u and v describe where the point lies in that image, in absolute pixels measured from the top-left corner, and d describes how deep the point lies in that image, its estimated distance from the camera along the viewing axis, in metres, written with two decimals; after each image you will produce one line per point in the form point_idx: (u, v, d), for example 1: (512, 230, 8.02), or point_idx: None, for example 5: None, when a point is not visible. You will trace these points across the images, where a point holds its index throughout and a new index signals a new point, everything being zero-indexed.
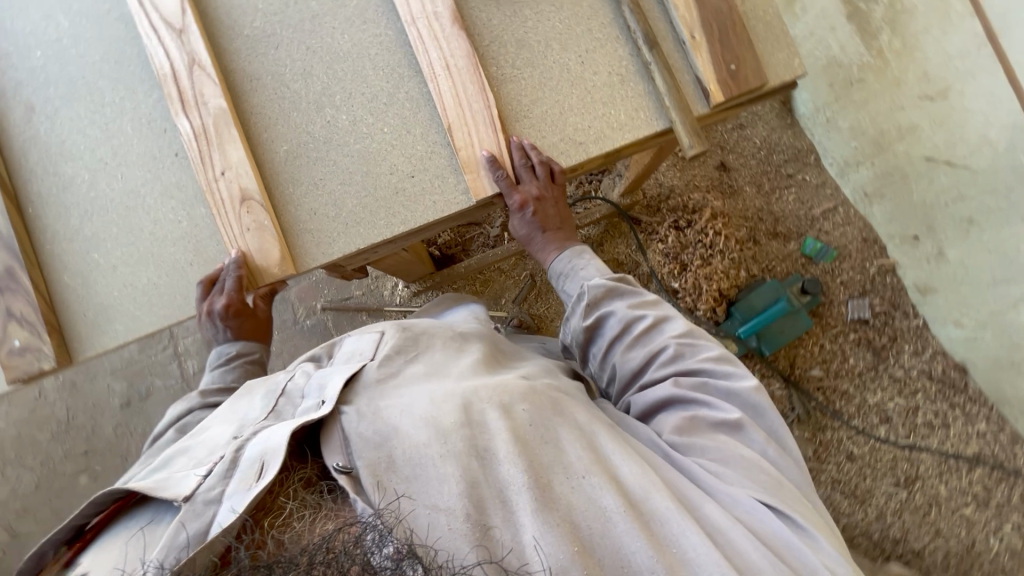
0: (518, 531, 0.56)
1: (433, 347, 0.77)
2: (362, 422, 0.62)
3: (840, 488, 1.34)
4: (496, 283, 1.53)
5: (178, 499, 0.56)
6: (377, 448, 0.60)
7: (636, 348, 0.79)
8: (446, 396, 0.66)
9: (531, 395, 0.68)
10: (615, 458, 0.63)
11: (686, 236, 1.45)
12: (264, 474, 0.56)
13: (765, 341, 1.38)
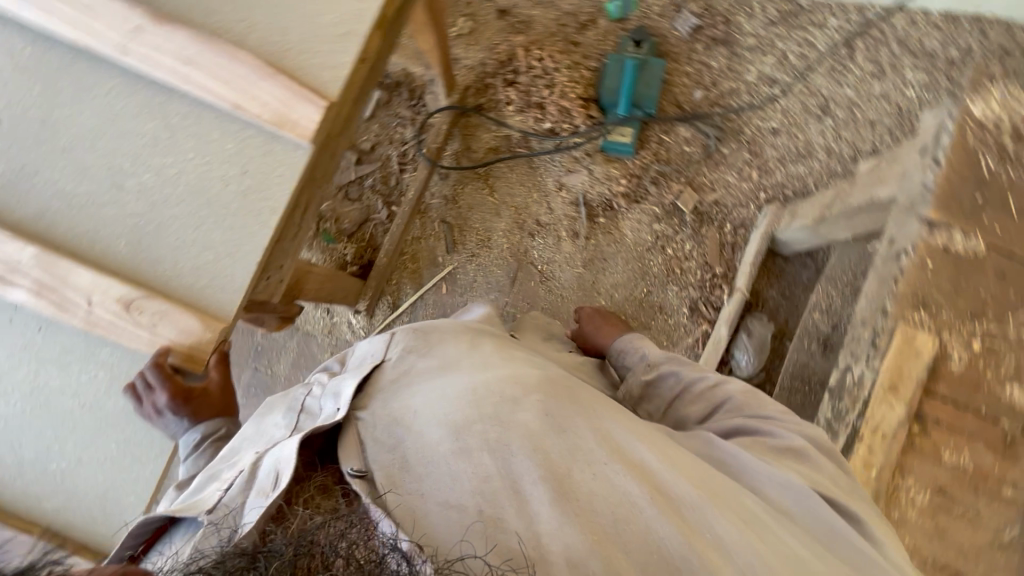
0: (533, 522, 0.64)
1: (444, 345, 0.88)
2: (376, 426, 0.74)
3: (785, 159, 1.45)
4: (422, 251, 1.59)
5: (202, 513, 0.67)
6: (391, 450, 0.71)
7: (692, 402, 0.93)
8: (457, 391, 0.76)
9: (542, 385, 0.78)
10: (637, 446, 0.72)
11: (523, 83, 1.51)
12: (280, 483, 0.66)
13: (645, 103, 1.47)
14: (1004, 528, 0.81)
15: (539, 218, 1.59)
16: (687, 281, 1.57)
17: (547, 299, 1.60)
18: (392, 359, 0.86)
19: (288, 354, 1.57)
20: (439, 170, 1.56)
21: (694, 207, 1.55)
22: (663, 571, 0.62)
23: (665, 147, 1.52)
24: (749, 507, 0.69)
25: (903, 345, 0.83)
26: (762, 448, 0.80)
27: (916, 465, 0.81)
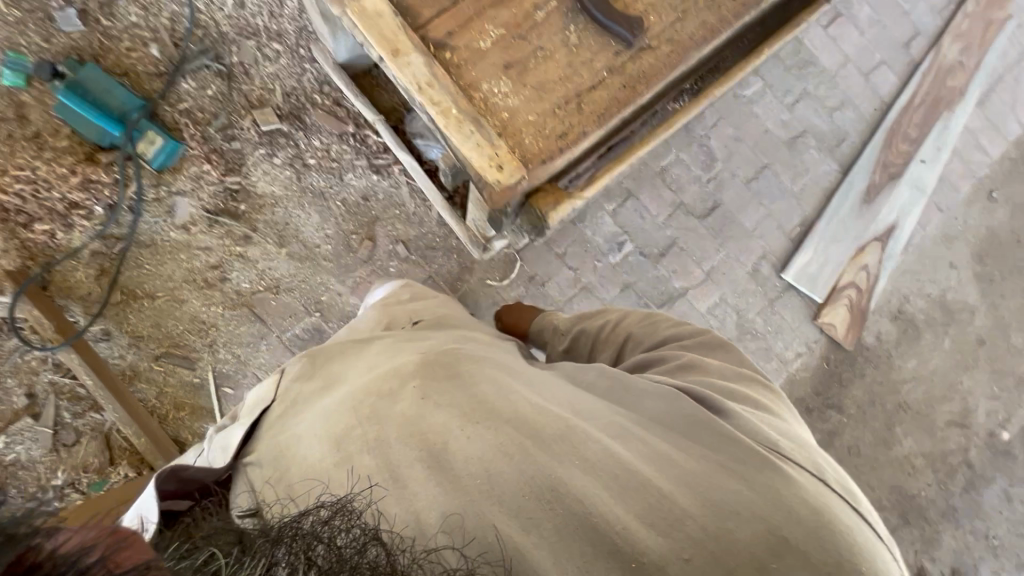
0: (374, 509, 0.61)
1: (331, 357, 0.87)
2: (264, 463, 0.70)
3: (273, 11, 1.44)
4: (176, 394, 1.44)
5: None
6: (282, 477, 0.68)
7: (603, 347, 1.00)
8: (338, 402, 0.74)
9: (421, 368, 0.75)
10: (515, 389, 0.73)
11: (36, 210, 1.33)
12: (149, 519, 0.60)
13: (119, 100, 1.35)
14: (565, 34, 0.87)
15: (208, 264, 1.46)
16: (349, 160, 1.52)
17: (297, 299, 1.51)
18: (283, 388, 0.83)
19: None
20: (93, 337, 1.39)
21: (278, 115, 1.47)
22: (539, 511, 0.60)
23: (194, 110, 1.42)
24: (619, 424, 0.68)
25: (366, 18, 0.82)
26: (663, 371, 0.83)
27: (477, 73, 0.85)
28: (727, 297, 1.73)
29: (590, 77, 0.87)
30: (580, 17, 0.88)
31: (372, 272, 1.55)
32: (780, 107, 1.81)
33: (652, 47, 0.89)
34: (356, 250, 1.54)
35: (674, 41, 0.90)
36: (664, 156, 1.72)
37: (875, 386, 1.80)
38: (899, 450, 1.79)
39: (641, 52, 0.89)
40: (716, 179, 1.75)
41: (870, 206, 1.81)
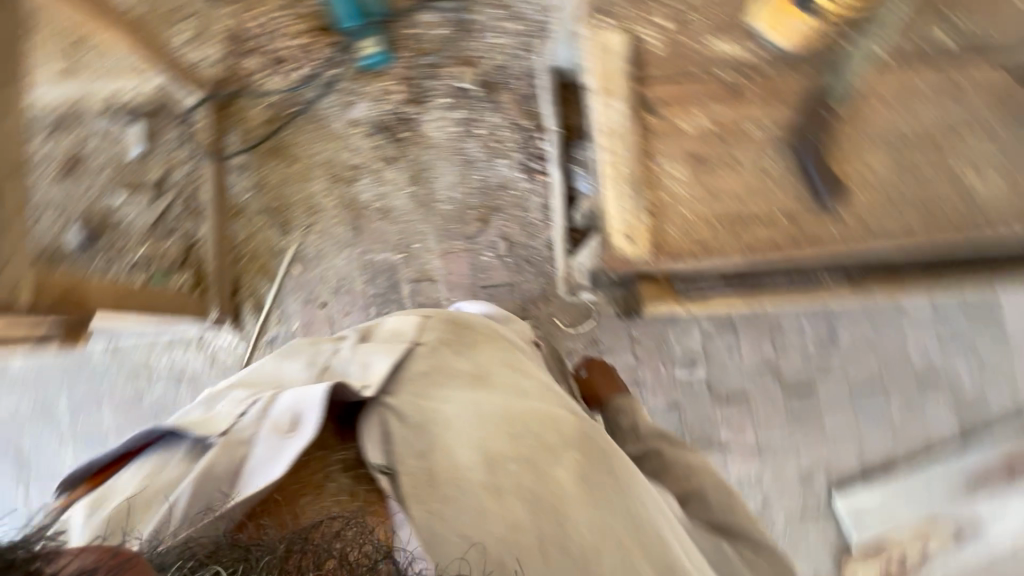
0: (454, 548, 0.58)
1: (476, 349, 0.86)
2: (397, 420, 0.68)
3: None
4: (258, 245, 1.57)
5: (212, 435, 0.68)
6: (418, 456, 0.64)
7: (670, 482, 0.91)
8: (490, 414, 0.71)
9: (583, 444, 0.72)
10: (662, 525, 0.71)
11: (258, 43, 1.49)
12: (291, 436, 0.64)
13: (369, 4, 1.47)
14: (764, 160, 0.85)
15: (349, 162, 1.58)
16: (509, 149, 1.56)
17: (395, 232, 1.59)
18: (424, 343, 0.83)
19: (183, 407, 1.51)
20: (231, 164, 1.56)
21: (478, 82, 1.55)
22: None
23: (418, 39, 1.54)
24: None
25: (598, 51, 0.89)
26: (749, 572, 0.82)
27: (663, 147, 0.86)
28: (763, 478, 1.60)
29: (762, 208, 0.84)
30: (789, 154, 0.85)
31: (467, 249, 1.60)
32: (935, 339, 1.60)
33: (838, 217, 0.83)
34: (465, 224, 1.59)
35: (864, 223, 0.84)
36: (787, 313, 1.62)
37: None
38: None
39: (825, 216, 0.83)
40: (824, 366, 1.61)
41: (969, 494, 1.57)
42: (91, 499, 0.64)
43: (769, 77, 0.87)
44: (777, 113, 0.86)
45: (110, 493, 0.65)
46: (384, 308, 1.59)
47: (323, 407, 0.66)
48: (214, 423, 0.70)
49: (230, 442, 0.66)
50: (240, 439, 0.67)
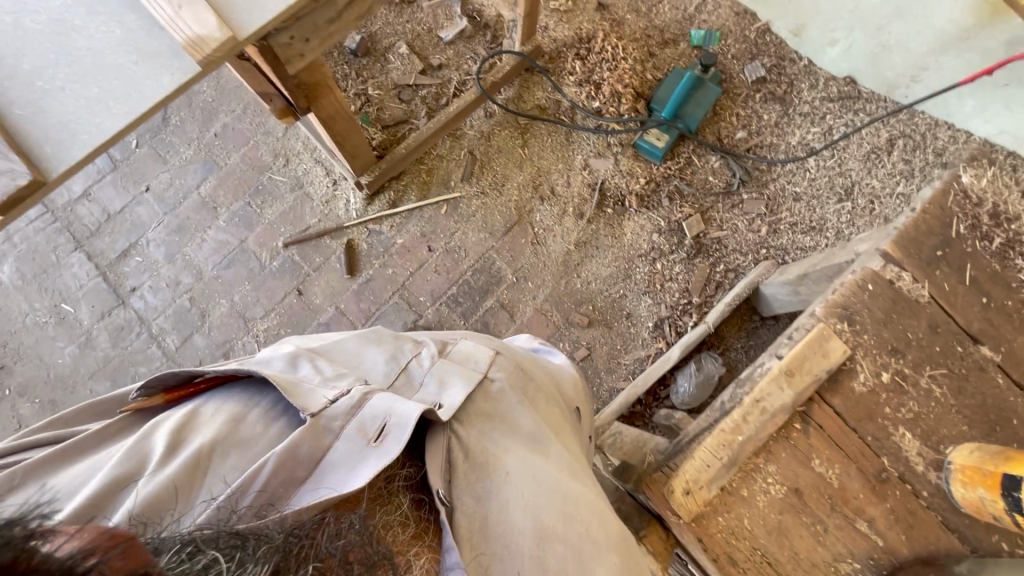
0: None
1: (538, 404, 0.84)
2: (469, 455, 0.70)
3: (797, 226, 1.53)
4: (440, 169, 1.65)
5: (308, 411, 0.65)
6: (476, 501, 0.67)
7: None
8: (545, 479, 0.71)
9: (625, 555, 0.70)
10: None
11: (590, 61, 1.62)
12: (379, 440, 0.64)
13: (687, 118, 1.56)
14: (843, 557, 0.80)
15: (554, 187, 1.64)
16: (663, 299, 1.57)
17: (528, 261, 1.62)
18: (494, 381, 0.80)
19: (282, 207, 1.62)
20: (487, 106, 1.66)
21: (695, 237, 1.58)
22: None
23: (692, 168, 1.59)
24: None
25: (815, 342, 0.84)
26: None
27: (782, 456, 0.83)
28: None
29: None
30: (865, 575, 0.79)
31: (557, 330, 1.58)
32: None
33: None
34: (577, 310, 1.59)
35: None
36: None
37: None
38: None
39: None
40: None
41: None
42: (171, 428, 0.62)
43: (917, 505, 0.81)
44: (892, 536, 0.80)
45: (189, 429, 0.63)
46: (462, 297, 1.60)
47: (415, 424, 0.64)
48: (306, 396, 0.67)
49: (317, 427, 0.64)
50: (327, 426, 0.65)
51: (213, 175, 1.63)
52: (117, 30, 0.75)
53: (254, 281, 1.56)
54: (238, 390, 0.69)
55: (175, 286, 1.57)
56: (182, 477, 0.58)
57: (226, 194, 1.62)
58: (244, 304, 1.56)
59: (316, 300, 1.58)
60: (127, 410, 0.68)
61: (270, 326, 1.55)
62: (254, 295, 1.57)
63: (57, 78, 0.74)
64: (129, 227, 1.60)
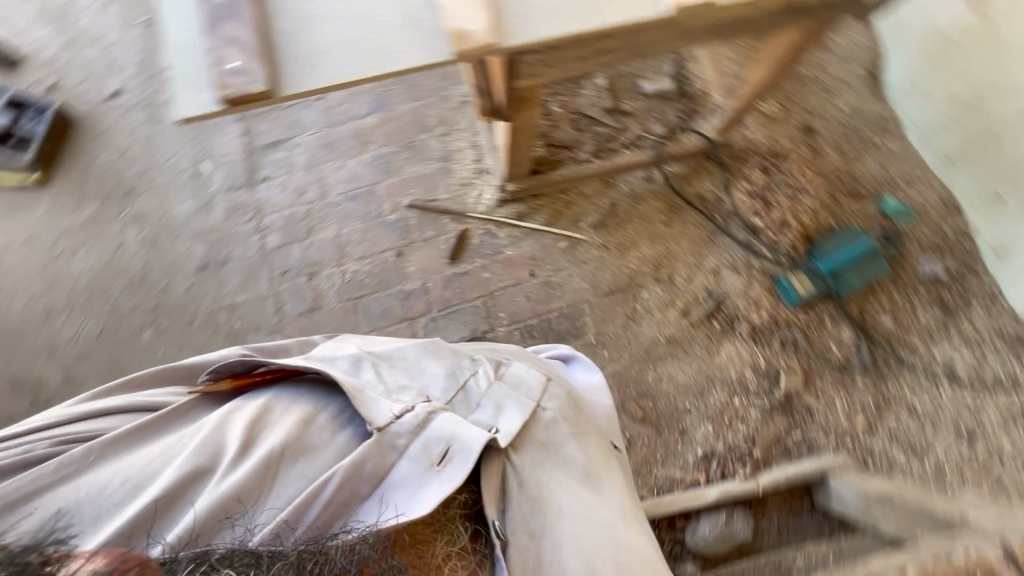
0: None
1: (588, 447, 0.80)
2: (522, 487, 0.72)
3: (898, 439, 1.42)
4: (577, 206, 1.63)
5: (374, 427, 0.70)
6: (530, 536, 0.70)
7: None
8: (596, 517, 0.72)
9: None
10: None
11: (772, 176, 1.59)
12: (443, 462, 0.69)
13: (842, 282, 1.49)
14: None
15: (674, 276, 1.58)
16: (724, 436, 1.47)
17: (614, 331, 1.57)
18: (545, 414, 0.79)
19: (422, 170, 1.65)
20: (651, 172, 1.63)
21: (788, 393, 1.47)
22: None
23: (819, 328, 1.50)
24: None
25: None
26: None
27: None
28: None
29: None
30: None
31: None
32: None
33: None
34: (635, 401, 1.51)
35: None
36: None
37: None
38: None
39: None
40: None
41: None
42: (242, 424, 0.71)
43: None
44: None
45: (255, 426, 0.71)
46: (537, 332, 1.56)
47: (473, 458, 0.68)
48: (371, 407, 0.72)
49: (379, 447, 0.69)
50: (392, 444, 0.70)
51: (379, 113, 1.69)
52: None
53: (366, 224, 1.60)
54: (302, 387, 0.77)
55: (299, 194, 1.63)
56: (249, 480, 0.67)
57: (381, 135, 1.67)
58: (347, 239, 1.61)
59: (409, 267, 1.60)
60: (201, 390, 0.78)
61: (359, 270, 1.59)
62: (359, 235, 1.61)
63: (324, 10, 0.77)
64: (288, 123, 1.68)
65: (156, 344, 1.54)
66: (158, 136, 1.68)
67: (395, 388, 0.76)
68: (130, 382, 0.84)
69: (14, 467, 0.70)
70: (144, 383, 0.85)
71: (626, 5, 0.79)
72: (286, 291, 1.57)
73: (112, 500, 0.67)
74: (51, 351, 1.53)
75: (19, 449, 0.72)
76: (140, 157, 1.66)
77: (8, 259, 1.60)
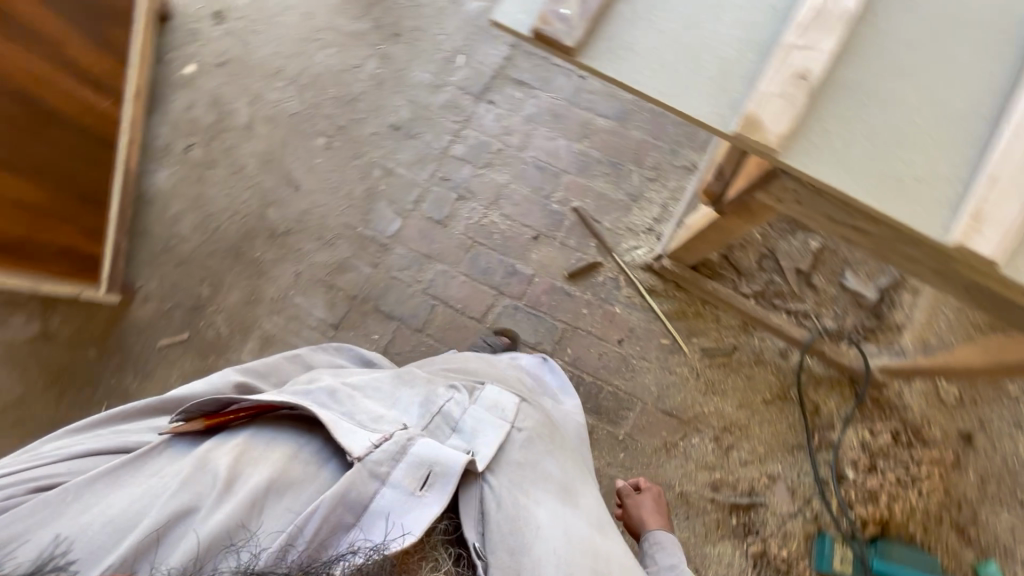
0: None
1: (560, 453, 0.97)
2: (501, 506, 0.80)
3: None
4: (703, 323, 1.57)
5: (352, 457, 0.76)
6: (510, 554, 0.77)
7: None
8: (570, 527, 0.83)
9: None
10: None
11: (897, 450, 1.42)
12: (426, 485, 0.75)
13: None
14: None
15: (732, 449, 1.49)
16: None
17: (643, 445, 1.51)
18: (516, 433, 0.92)
19: (607, 191, 1.67)
20: (790, 351, 1.53)
21: None
22: None
23: None
24: None
25: None
26: None
27: None
28: None
29: None
30: None
31: None
32: None
33: None
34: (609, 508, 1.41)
35: None
36: None
37: None
38: None
39: None
40: None
41: None
42: (229, 455, 0.76)
43: None
44: None
45: (240, 465, 0.75)
46: (582, 389, 1.55)
47: (452, 484, 0.76)
48: (353, 441, 0.78)
49: (357, 480, 0.74)
50: (374, 474, 0.75)
51: (613, 121, 1.72)
52: (731, 49, 0.78)
53: (531, 195, 1.65)
54: (281, 424, 0.82)
55: (504, 132, 1.71)
56: (240, 511, 0.70)
57: (600, 139, 1.71)
58: (507, 194, 1.67)
59: (533, 253, 1.63)
60: (172, 431, 0.81)
61: (496, 224, 1.65)
62: (518, 198, 1.67)
63: (664, 19, 0.79)
64: (542, 73, 1.75)
65: (319, 154, 1.72)
66: (447, 6, 1.80)
67: (379, 419, 0.85)
68: (115, 417, 0.92)
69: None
70: (126, 421, 0.91)
71: (915, 208, 0.73)
72: (431, 195, 1.68)
73: (100, 538, 0.69)
74: (255, 101, 1.75)
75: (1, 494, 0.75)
76: (422, 12, 1.81)
77: (282, 14, 1.82)
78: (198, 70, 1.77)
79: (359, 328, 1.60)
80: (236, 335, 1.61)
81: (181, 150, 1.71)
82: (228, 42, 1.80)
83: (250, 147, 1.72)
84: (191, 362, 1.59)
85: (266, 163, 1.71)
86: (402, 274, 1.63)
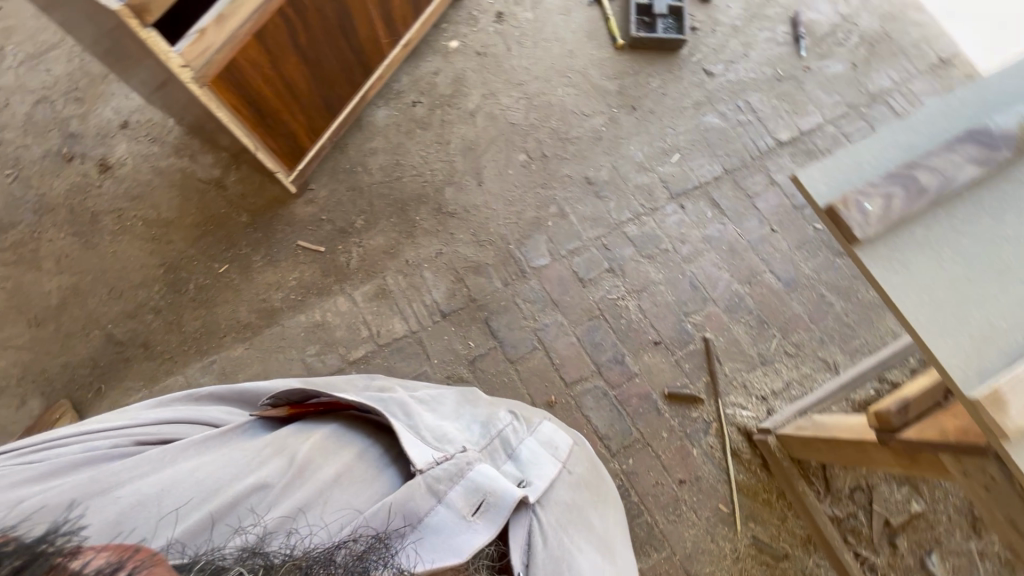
0: None
1: (603, 504, 1.00)
2: (546, 547, 0.86)
3: None
4: (769, 513, 1.51)
5: (415, 467, 0.83)
6: None
7: None
8: None
9: None
10: None
11: None
12: (478, 514, 0.81)
13: None
14: None
15: None
16: None
17: None
18: (567, 472, 0.96)
19: (742, 341, 1.66)
20: None
21: None
22: None
23: None
24: None
25: None
26: None
27: None
28: None
29: None
30: None
31: None
32: None
33: None
34: None
35: None
36: None
37: (59, 338, 1.62)
38: (62, 271, 1.67)
39: None
40: None
41: None
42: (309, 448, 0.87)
43: None
44: None
45: (314, 456, 0.86)
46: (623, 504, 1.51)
47: (501, 516, 0.81)
48: (417, 452, 0.85)
49: (414, 487, 0.81)
50: (433, 488, 0.82)
51: (781, 283, 1.71)
52: (1004, 320, 0.77)
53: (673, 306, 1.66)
54: (352, 425, 0.93)
55: (679, 237, 1.75)
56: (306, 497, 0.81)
57: (761, 292, 1.70)
58: (653, 292, 1.69)
59: (646, 356, 1.63)
60: (258, 415, 0.94)
61: (628, 312, 1.67)
62: (660, 301, 1.68)
63: (953, 260, 0.80)
64: (741, 207, 1.78)
65: (513, 166, 1.81)
66: (689, 107, 1.88)
67: (443, 440, 0.92)
68: (194, 395, 1.03)
69: (101, 458, 0.85)
70: (203, 397, 1.03)
71: None
72: (587, 253, 1.73)
73: (185, 496, 0.80)
74: (488, 96, 1.88)
75: (105, 442, 0.87)
76: (666, 98, 1.89)
77: (549, 37, 1.95)
78: (457, 46, 1.93)
79: (462, 328, 1.65)
80: (359, 272, 1.70)
81: (407, 101, 1.86)
82: (493, 36, 1.94)
83: (462, 129, 1.84)
84: (312, 272, 1.69)
85: (467, 150, 1.82)
86: (525, 305, 1.67)
